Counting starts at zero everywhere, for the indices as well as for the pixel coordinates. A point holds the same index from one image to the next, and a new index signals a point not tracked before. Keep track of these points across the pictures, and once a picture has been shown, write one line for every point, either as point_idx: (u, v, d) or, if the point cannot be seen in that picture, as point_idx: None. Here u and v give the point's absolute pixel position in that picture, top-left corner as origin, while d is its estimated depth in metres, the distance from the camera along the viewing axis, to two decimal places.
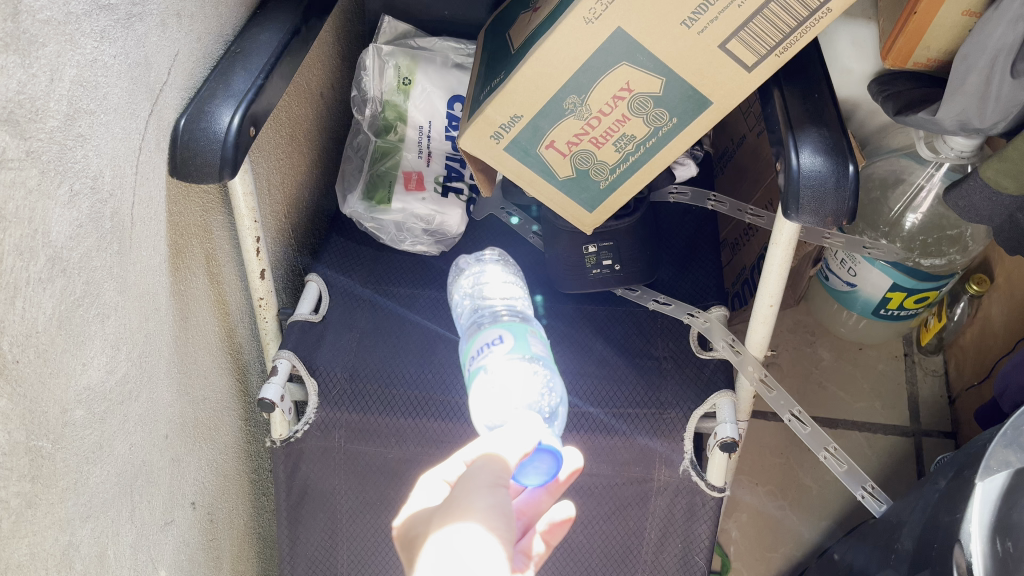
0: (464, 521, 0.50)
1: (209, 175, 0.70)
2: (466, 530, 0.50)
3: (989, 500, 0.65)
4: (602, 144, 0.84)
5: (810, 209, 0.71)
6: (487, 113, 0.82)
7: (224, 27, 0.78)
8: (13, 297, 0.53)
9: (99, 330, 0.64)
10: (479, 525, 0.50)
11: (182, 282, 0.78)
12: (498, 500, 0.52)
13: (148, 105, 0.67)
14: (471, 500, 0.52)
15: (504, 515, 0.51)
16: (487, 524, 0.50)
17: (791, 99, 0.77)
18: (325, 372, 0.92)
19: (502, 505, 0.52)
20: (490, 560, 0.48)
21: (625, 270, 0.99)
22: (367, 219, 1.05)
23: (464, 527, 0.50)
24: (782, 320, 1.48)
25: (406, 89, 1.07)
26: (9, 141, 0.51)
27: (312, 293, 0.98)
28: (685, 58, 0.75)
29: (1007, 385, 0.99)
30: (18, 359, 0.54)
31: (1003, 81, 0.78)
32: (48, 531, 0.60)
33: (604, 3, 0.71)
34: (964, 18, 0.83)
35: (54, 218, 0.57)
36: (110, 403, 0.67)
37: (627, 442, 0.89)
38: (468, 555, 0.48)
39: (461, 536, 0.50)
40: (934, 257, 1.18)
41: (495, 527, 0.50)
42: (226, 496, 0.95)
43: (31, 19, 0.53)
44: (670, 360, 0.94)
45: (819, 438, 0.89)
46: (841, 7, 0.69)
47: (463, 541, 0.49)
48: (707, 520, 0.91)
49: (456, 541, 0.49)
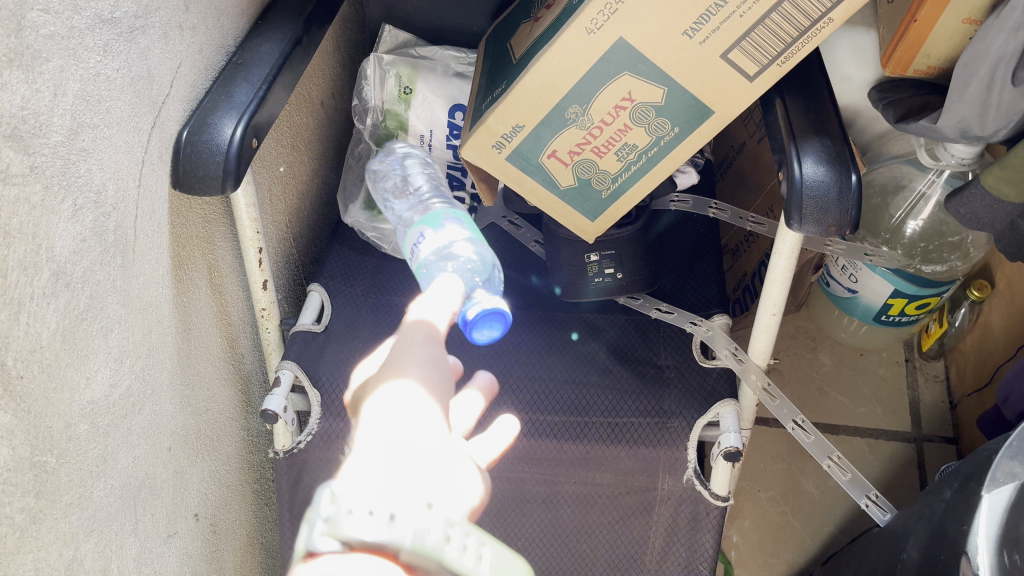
0: (401, 380, 0.45)
1: (212, 187, 0.70)
2: (403, 391, 0.45)
3: (997, 512, 0.65)
4: (604, 154, 0.84)
5: (813, 219, 0.71)
6: (489, 123, 0.82)
7: (225, 38, 0.78)
8: (18, 313, 0.53)
9: (102, 344, 0.64)
10: (414, 380, 0.46)
11: (184, 294, 0.78)
12: (431, 361, 0.47)
13: (151, 118, 0.67)
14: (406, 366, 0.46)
15: (439, 370, 0.47)
16: (422, 378, 0.46)
17: (793, 108, 0.77)
18: (327, 384, 0.92)
19: (436, 364, 0.48)
20: (423, 409, 0.44)
21: (628, 279, 0.99)
22: (369, 228, 1.06)
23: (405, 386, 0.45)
24: (783, 325, 1.48)
25: (406, 99, 1.07)
26: (13, 157, 0.51)
27: (314, 303, 0.98)
28: (687, 69, 0.75)
29: (1010, 393, 0.99)
30: (22, 375, 0.54)
31: (1004, 90, 0.79)
32: (52, 546, 0.60)
33: (606, 14, 0.71)
34: (964, 26, 0.84)
35: (57, 233, 0.57)
36: (114, 416, 0.66)
37: (630, 451, 0.89)
38: (404, 406, 0.44)
39: (398, 398, 0.44)
40: (935, 264, 1.19)
41: (434, 381, 0.46)
42: (229, 506, 0.95)
43: (35, 34, 0.53)
44: (674, 369, 0.94)
45: (823, 446, 0.89)
46: (843, 16, 0.70)
47: (401, 402, 0.44)
48: (711, 530, 0.91)
49: (390, 416, 0.43)
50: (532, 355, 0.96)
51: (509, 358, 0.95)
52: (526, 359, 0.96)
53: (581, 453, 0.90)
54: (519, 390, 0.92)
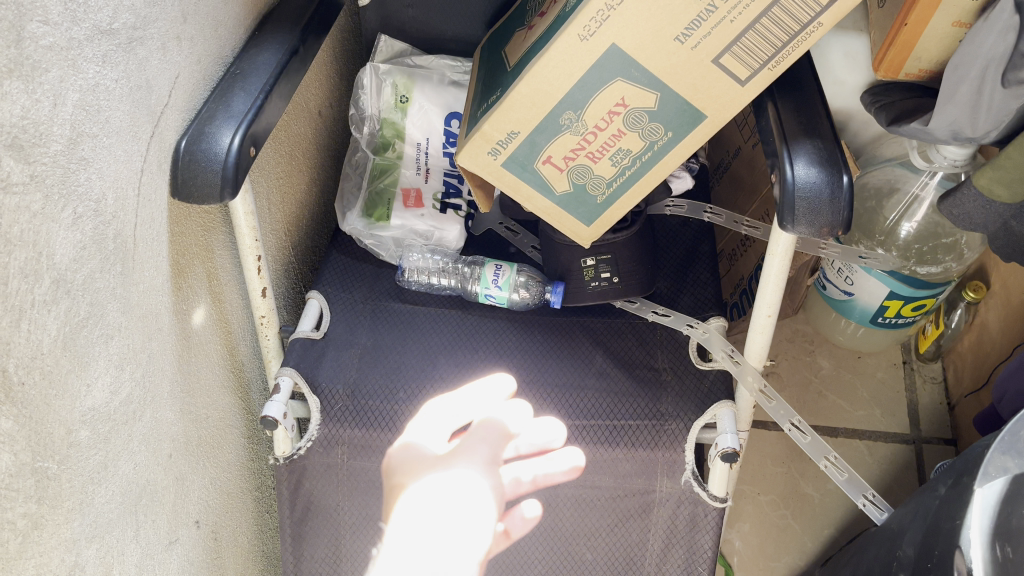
0: (456, 468, 0.52)
1: (210, 195, 0.70)
2: (462, 476, 0.51)
3: (988, 505, 0.66)
4: (598, 159, 0.85)
5: (806, 220, 0.72)
6: (484, 130, 0.83)
7: (223, 49, 0.79)
8: (18, 319, 0.54)
9: (103, 351, 0.64)
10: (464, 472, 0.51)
11: (184, 302, 0.78)
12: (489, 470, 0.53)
13: (149, 127, 0.68)
14: (465, 451, 0.53)
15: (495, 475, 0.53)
16: (476, 470, 0.52)
17: (785, 111, 0.78)
18: (327, 390, 0.93)
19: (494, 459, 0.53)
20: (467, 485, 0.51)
21: (624, 283, 0.99)
22: (367, 236, 1.07)
23: (470, 477, 0.51)
24: (781, 329, 1.48)
25: (403, 107, 1.09)
26: (13, 166, 0.52)
27: (312, 310, 0.99)
28: (679, 73, 0.76)
29: (1005, 392, 1.00)
30: (24, 381, 0.55)
31: (993, 91, 0.80)
32: (55, 551, 0.61)
33: (598, 21, 0.72)
34: (954, 28, 0.85)
35: (58, 241, 0.58)
36: (114, 423, 0.67)
37: (628, 453, 0.90)
38: (454, 495, 0.50)
39: (429, 487, 0.51)
40: (930, 265, 1.19)
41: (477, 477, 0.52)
42: (230, 514, 0.96)
43: (34, 46, 0.53)
44: (670, 371, 0.95)
45: (819, 446, 0.89)
46: (832, 20, 0.71)
47: (447, 486, 0.51)
48: (710, 530, 0.91)
49: (418, 525, 0.48)
50: (530, 359, 0.97)
51: (507, 362, 0.96)
52: (523, 363, 0.96)
53: (579, 456, 0.91)
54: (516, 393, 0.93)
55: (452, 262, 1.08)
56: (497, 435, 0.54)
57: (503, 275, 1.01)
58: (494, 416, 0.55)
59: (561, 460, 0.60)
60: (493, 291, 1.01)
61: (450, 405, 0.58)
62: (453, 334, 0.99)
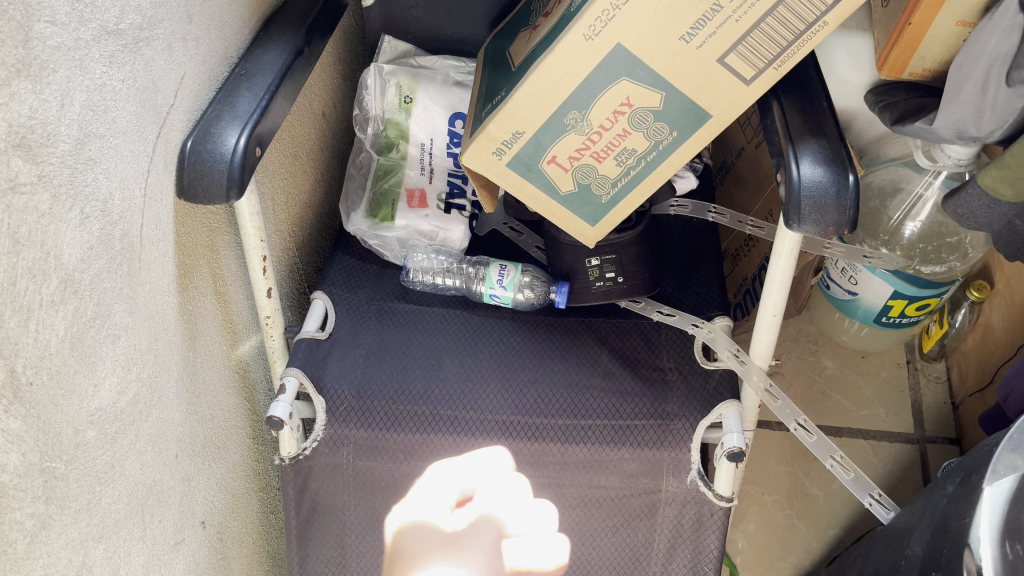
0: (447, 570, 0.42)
1: (216, 196, 0.70)
2: None
3: (998, 503, 0.66)
4: (603, 159, 0.85)
5: (812, 219, 0.72)
6: (489, 130, 0.83)
7: (228, 50, 0.80)
8: (26, 320, 0.54)
9: (110, 351, 0.64)
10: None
11: (190, 302, 0.78)
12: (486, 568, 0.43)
13: (156, 128, 0.68)
14: (458, 549, 0.43)
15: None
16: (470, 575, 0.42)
17: (790, 110, 0.78)
18: (333, 391, 0.93)
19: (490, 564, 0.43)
20: None
21: (629, 283, 0.99)
22: (371, 236, 1.06)
23: (446, 569, 0.42)
24: (784, 329, 1.48)
25: (407, 108, 1.10)
26: (22, 166, 0.52)
27: (317, 311, 0.99)
28: (684, 73, 0.76)
29: (1010, 391, 1.00)
30: (32, 381, 0.55)
31: (997, 91, 0.80)
32: (62, 552, 0.61)
33: (603, 20, 0.72)
34: (959, 28, 0.84)
35: (65, 241, 0.58)
36: (121, 424, 0.67)
37: (633, 453, 0.90)
38: None
39: None
40: (934, 265, 1.19)
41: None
42: (235, 514, 0.96)
43: (41, 46, 0.53)
44: (675, 371, 0.95)
45: (825, 446, 0.89)
46: (838, 19, 0.71)
47: None
48: (716, 530, 0.91)
49: None
50: (535, 359, 0.97)
51: (512, 362, 0.96)
52: (529, 363, 0.96)
53: (585, 456, 0.91)
54: (522, 393, 0.93)
55: (456, 262, 1.08)
56: (495, 533, 0.45)
57: (508, 275, 1.01)
58: (493, 511, 0.46)
59: (543, 556, 0.44)
60: (498, 291, 1.01)
61: (434, 482, 0.49)
62: (458, 334, 0.99)
